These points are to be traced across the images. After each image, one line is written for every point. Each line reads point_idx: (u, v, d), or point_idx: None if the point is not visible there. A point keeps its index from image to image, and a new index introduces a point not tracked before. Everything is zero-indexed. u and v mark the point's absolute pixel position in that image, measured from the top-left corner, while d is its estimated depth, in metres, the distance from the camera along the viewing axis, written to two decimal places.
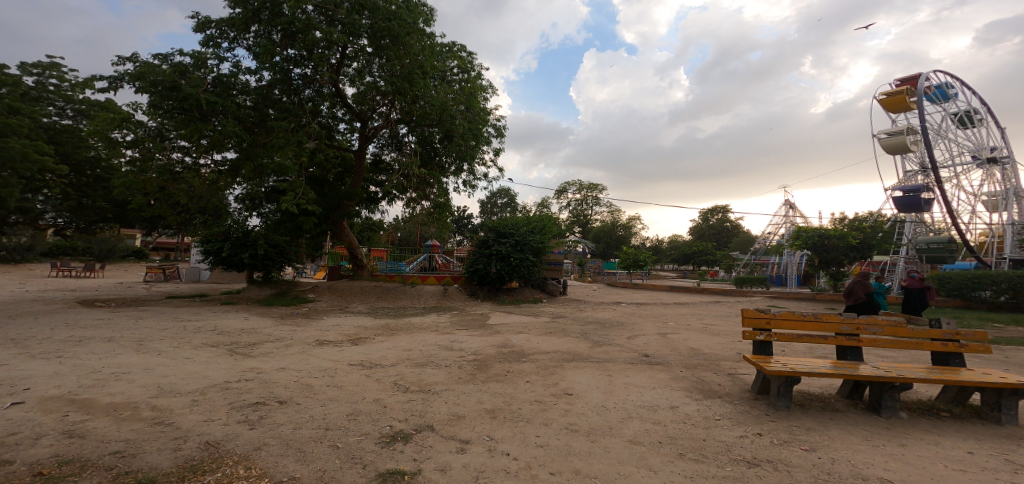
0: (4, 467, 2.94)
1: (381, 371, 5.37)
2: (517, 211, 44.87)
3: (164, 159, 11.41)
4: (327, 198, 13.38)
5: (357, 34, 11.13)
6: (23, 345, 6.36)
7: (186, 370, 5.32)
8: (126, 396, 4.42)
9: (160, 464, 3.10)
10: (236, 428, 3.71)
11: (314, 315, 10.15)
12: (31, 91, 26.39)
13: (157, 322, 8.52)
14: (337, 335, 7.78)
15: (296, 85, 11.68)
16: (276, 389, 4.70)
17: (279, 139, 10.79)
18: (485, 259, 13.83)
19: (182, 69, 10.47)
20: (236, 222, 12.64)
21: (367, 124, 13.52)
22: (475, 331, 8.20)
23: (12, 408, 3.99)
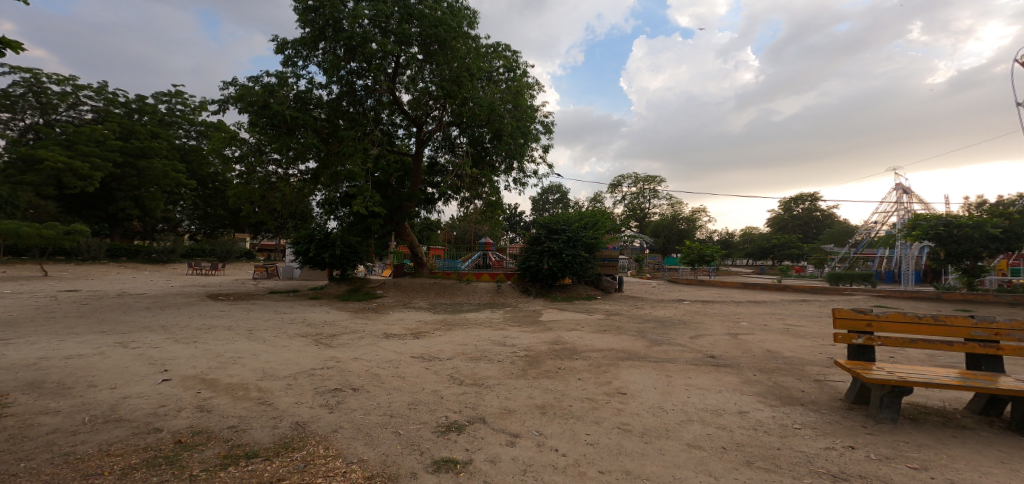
0: (155, 434, 3.53)
1: (439, 363, 5.61)
2: (569, 207, 43.91)
3: (264, 171, 12.87)
4: (390, 200, 14.10)
5: (408, 42, 11.67)
6: (168, 331, 7.56)
7: (283, 356, 5.97)
8: (240, 377, 5.06)
9: (262, 439, 3.52)
10: (318, 411, 4.10)
11: (381, 310, 10.84)
12: (164, 117, 30.86)
13: (260, 314, 9.65)
14: (401, 329, 8.26)
15: (359, 96, 12.54)
16: (350, 377, 5.11)
17: (349, 148, 11.64)
18: (537, 256, 13.84)
19: (270, 88, 11.65)
20: (318, 225, 13.92)
21: (422, 127, 14.00)
22: (528, 328, 8.27)
23: (166, 383, 4.77)
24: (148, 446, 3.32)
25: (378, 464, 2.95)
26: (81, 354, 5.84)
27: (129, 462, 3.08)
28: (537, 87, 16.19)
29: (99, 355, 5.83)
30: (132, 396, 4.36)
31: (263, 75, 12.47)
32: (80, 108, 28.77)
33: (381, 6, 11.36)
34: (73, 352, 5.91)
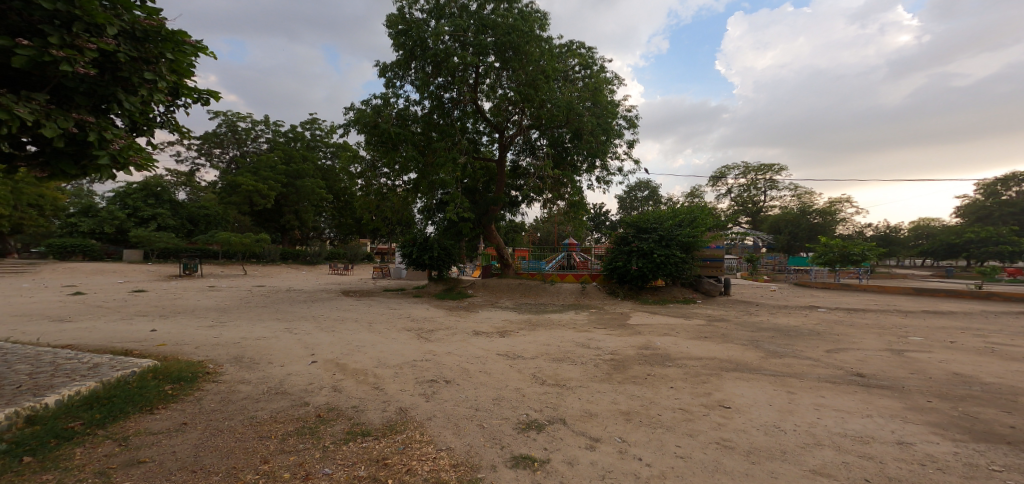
0: (303, 407, 4.23)
1: (523, 362, 5.73)
2: (660, 204, 40.83)
3: (378, 184, 14.52)
4: (478, 205, 14.73)
5: (485, 52, 12.17)
6: (309, 320, 9.01)
7: (390, 347, 6.67)
8: (362, 363, 5.78)
9: (373, 420, 3.98)
10: (418, 398, 4.50)
11: (471, 309, 11.40)
12: (308, 141, 36.28)
13: (377, 309, 10.90)
14: (488, 327, 8.61)
15: (448, 109, 13.38)
16: (444, 370, 5.50)
17: (441, 158, 12.46)
18: (625, 257, 13.23)
19: (378, 109, 13.03)
20: (419, 230, 15.20)
21: (505, 133, 14.35)
22: (614, 331, 7.98)
23: (313, 365, 5.65)
24: (296, 417, 3.99)
25: (463, 453, 3.14)
26: (263, 336, 7.23)
27: (283, 429, 3.73)
28: (615, 81, 15.68)
29: (274, 338, 7.15)
30: (292, 373, 5.26)
31: (373, 98, 14.00)
32: (253, 140, 35.30)
33: (459, 21, 12.03)
34: (252, 334, 7.35)
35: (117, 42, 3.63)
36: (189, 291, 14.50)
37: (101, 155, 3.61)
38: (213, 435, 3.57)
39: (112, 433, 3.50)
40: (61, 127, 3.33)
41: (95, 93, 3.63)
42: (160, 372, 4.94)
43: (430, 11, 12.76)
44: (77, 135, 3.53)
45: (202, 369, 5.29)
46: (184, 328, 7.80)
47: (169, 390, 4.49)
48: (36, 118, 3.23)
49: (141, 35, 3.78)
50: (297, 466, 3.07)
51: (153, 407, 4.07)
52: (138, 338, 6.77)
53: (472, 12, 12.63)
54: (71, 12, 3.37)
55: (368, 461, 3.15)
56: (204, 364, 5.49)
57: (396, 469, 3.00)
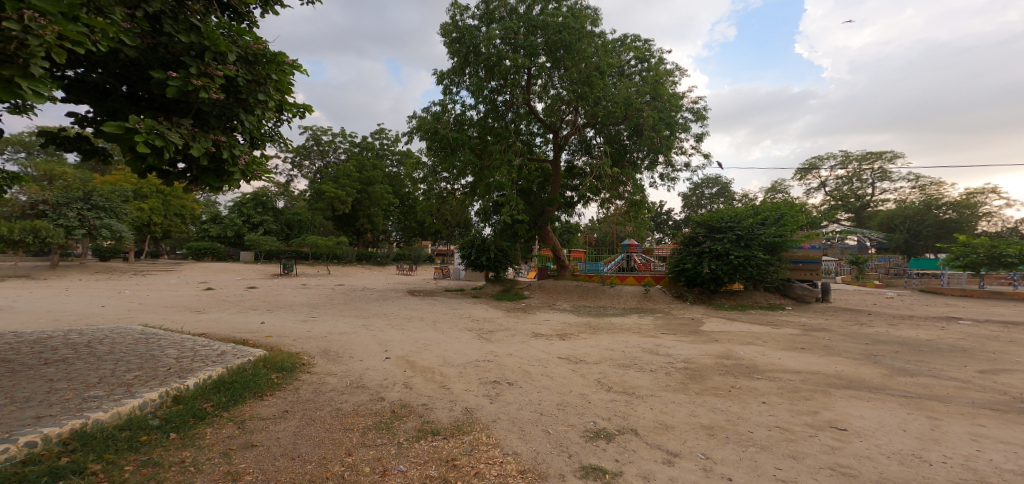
0: (380, 402, 4.47)
1: (586, 366, 5.68)
2: (733, 200, 38.33)
3: (440, 188, 15.01)
4: (534, 206, 14.75)
5: (536, 52, 12.17)
6: (379, 317, 9.57)
7: (453, 346, 6.88)
8: (430, 360, 6.02)
9: (441, 419, 4.12)
10: (481, 400, 4.61)
11: (530, 310, 11.46)
12: (377, 150, 38.30)
13: (439, 308, 11.32)
14: (550, 329, 8.59)
15: (502, 112, 13.53)
16: (506, 372, 5.59)
17: (496, 161, 12.61)
18: (695, 259, 12.50)
19: (437, 115, 13.49)
20: (476, 232, 15.53)
21: (559, 133, 14.23)
22: (686, 337, 7.62)
23: (386, 361, 5.97)
24: (374, 411, 4.24)
25: (529, 459, 3.15)
26: (344, 331, 7.79)
27: (364, 422, 3.99)
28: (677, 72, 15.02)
29: (354, 333, 7.66)
30: (370, 368, 5.59)
31: (432, 105, 14.49)
32: (332, 151, 38.04)
33: (509, 24, 12.13)
34: (335, 329, 7.92)
35: (237, 67, 4.02)
36: (287, 288, 16.22)
37: (233, 171, 4.12)
38: (308, 424, 3.90)
39: (232, 416, 3.93)
40: (203, 147, 3.77)
41: (225, 115, 4.03)
42: (269, 361, 5.49)
43: (481, 16, 12.96)
44: (214, 153, 3.99)
45: (298, 359, 5.78)
46: (285, 321, 8.66)
47: (275, 379, 4.94)
48: (185, 141, 3.68)
49: (252, 59, 4.19)
50: (376, 461, 3.27)
51: (263, 393, 4.52)
52: (247, 329, 7.59)
53: (521, 14, 12.74)
54: (202, 42, 3.81)
55: (438, 461, 3.26)
56: (301, 355, 6.01)
57: (465, 471, 3.07)
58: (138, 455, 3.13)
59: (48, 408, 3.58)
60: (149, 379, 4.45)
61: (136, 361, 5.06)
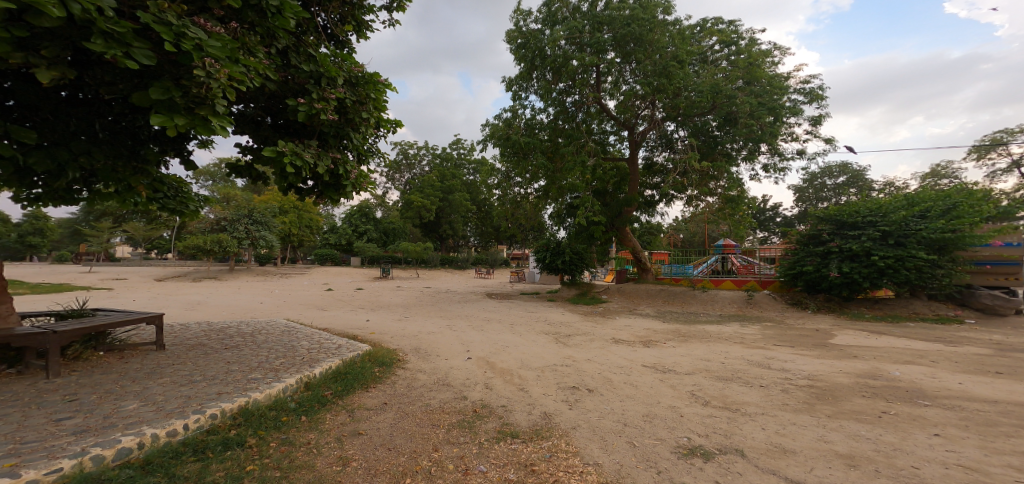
0: (462, 400, 4.61)
1: (676, 377, 5.43)
2: (849, 193, 33.70)
3: (514, 192, 15.20)
4: (610, 207, 14.34)
5: (604, 49, 11.90)
6: (463, 318, 9.93)
7: (532, 349, 6.89)
8: (508, 362, 6.09)
9: (520, 422, 4.14)
10: (560, 405, 4.55)
11: (608, 315, 11.14)
12: (456, 160, 39.84)
13: (517, 311, 11.43)
14: (632, 336, 8.24)
15: (572, 113, 13.39)
16: (586, 377, 5.49)
17: (568, 162, 12.43)
18: (819, 260, 11.28)
19: (508, 122, 13.69)
20: (551, 235, 15.45)
21: (635, 129, 13.72)
22: (807, 351, 6.84)
23: (468, 361, 6.14)
24: (458, 409, 4.36)
25: (612, 472, 3.03)
26: (432, 331, 8.19)
27: (449, 419, 4.13)
28: (775, 52, 13.70)
29: (440, 333, 8.02)
30: (454, 367, 5.79)
31: (504, 112, 14.77)
32: (418, 164, 40.56)
33: (574, 24, 12.01)
34: (424, 329, 8.37)
35: (344, 89, 4.38)
36: (384, 290, 17.58)
37: (346, 185, 4.56)
38: (402, 417, 4.14)
39: (345, 404, 4.33)
40: (327, 165, 4.22)
41: (338, 134, 4.44)
42: (373, 355, 5.94)
43: (544, 18, 12.93)
44: (334, 170, 4.44)
45: (394, 356, 6.17)
46: (383, 319, 9.37)
47: (377, 373, 5.31)
48: (314, 160, 4.15)
49: (356, 81, 4.51)
50: (459, 459, 3.37)
51: (368, 384, 4.89)
52: (352, 326, 8.34)
53: (585, 12, 12.53)
54: (317, 70, 4.23)
55: (517, 464, 3.26)
56: (397, 352, 6.42)
57: (543, 477, 3.05)
58: (279, 433, 3.65)
59: (225, 386, 4.34)
60: (290, 365, 5.08)
61: (281, 349, 5.78)
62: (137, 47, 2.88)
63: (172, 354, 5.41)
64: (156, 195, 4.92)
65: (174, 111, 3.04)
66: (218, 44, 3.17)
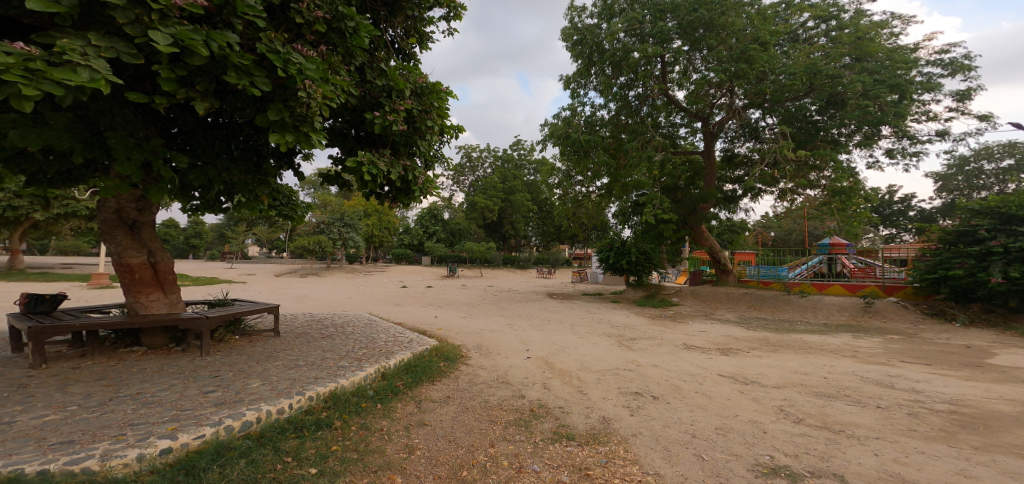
0: (519, 399, 4.66)
1: (758, 390, 4.99)
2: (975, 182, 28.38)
3: (575, 191, 14.89)
4: (682, 204, 13.45)
5: (668, 38, 11.22)
6: (524, 318, 9.98)
7: (593, 351, 6.74)
8: (567, 364, 6.02)
9: (577, 424, 4.07)
10: (621, 410, 4.41)
11: (680, 319, 10.50)
12: (517, 161, 40.06)
13: (579, 312, 11.20)
14: (705, 342, 7.70)
15: (636, 107, 12.90)
16: (651, 384, 5.25)
17: (634, 158, 11.81)
18: (974, 263, 9.20)
19: (568, 120, 13.35)
20: (616, 235, 14.89)
21: (710, 120, 12.78)
22: (951, 371, 5.88)
23: (528, 360, 6.19)
24: (516, 407, 4.43)
25: None
26: (493, 329, 8.36)
27: (506, 416, 4.21)
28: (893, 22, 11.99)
29: (501, 331, 8.17)
30: (513, 366, 5.87)
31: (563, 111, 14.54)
32: (481, 166, 41.64)
33: (633, 15, 11.44)
34: (487, 326, 8.59)
35: (411, 99, 4.60)
36: (449, 288, 18.27)
37: (415, 190, 4.81)
38: (463, 410, 4.30)
39: (413, 395, 4.61)
40: (398, 172, 4.49)
41: (408, 142, 4.68)
42: (440, 350, 6.23)
43: (600, 12, 12.51)
44: (404, 176, 4.69)
45: (458, 352, 6.43)
46: (449, 316, 9.76)
47: (442, 367, 5.57)
48: (387, 168, 4.44)
49: (422, 91, 4.72)
50: (513, 457, 3.42)
51: (435, 378, 5.16)
52: (422, 321, 8.83)
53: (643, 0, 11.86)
54: (387, 83, 4.46)
55: (571, 467, 3.23)
56: (460, 348, 6.66)
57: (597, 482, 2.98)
58: (360, 417, 4.00)
59: (321, 371, 4.84)
60: (371, 356, 5.51)
61: (364, 340, 6.30)
62: (258, 76, 3.35)
63: (284, 340, 6.16)
64: (277, 201, 5.60)
65: (284, 128, 3.52)
66: (312, 66, 3.57)
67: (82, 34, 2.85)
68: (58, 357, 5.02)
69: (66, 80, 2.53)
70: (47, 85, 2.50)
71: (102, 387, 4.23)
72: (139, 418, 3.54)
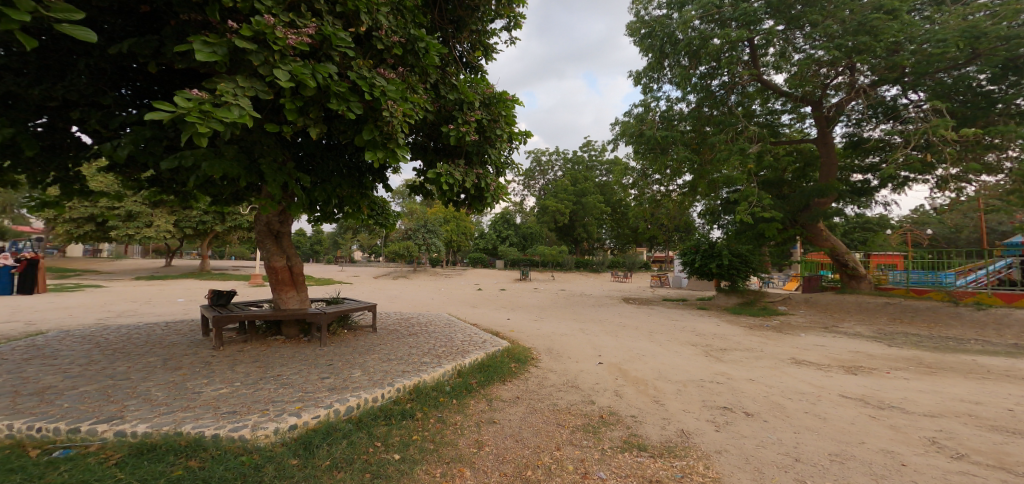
0: (589, 405, 4.58)
1: (892, 416, 4.24)
2: None
3: (650, 191, 13.93)
4: (791, 201, 11.94)
5: (756, 19, 10.09)
6: (596, 323, 9.68)
7: (675, 361, 6.30)
8: (643, 372, 5.71)
9: (651, 436, 3.86)
10: (704, 425, 4.07)
11: (791, 330, 9.23)
12: (587, 163, 39.25)
13: (658, 318, 10.46)
14: (821, 358, 6.71)
15: (720, 96, 11.74)
16: (744, 399, 4.75)
17: (723, 152, 10.56)
18: None
19: (640, 117, 12.43)
20: (702, 236, 13.54)
21: (824, 103, 11.27)
22: None
23: (599, 365, 6.04)
24: (585, 413, 4.37)
25: None
26: (563, 333, 8.27)
27: (574, 421, 4.18)
28: None
29: (572, 335, 8.05)
30: (583, 371, 5.79)
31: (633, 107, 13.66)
32: (551, 169, 41.42)
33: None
34: (557, 330, 8.55)
35: (480, 111, 4.87)
36: (521, 291, 18.37)
37: (487, 196, 5.04)
38: (531, 412, 4.38)
39: (485, 393, 4.82)
40: (473, 180, 4.75)
41: (479, 151, 4.97)
42: (511, 352, 6.40)
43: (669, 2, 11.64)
44: (477, 184, 4.94)
45: (529, 353, 6.53)
46: (520, 319, 9.89)
47: (513, 368, 5.73)
48: (462, 177, 4.72)
49: (490, 101, 4.97)
50: (579, 462, 3.39)
51: (506, 378, 5.33)
52: (495, 323, 9.08)
53: None
54: (459, 97, 4.74)
55: (639, 478, 3.11)
56: (530, 350, 6.75)
57: None
58: (438, 411, 4.30)
59: (406, 365, 5.31)
60: (449, 353, 5.90)
61: (443, 339, 6.76)
62: (351, 101, 3.69)
63: (380, 335, 6.87)
64: (375, 212, 6.32)
65: (375, 146, 3.95)
66: (392, 87, 3.84)
67: (232, 78, 3.36)
68: (230, 342, 6.23)
69: (225, 117, 3.03)
70: (214, 123, 2.98)
71: (256, 368, 5.19)
72: (279, 396, 4.27)
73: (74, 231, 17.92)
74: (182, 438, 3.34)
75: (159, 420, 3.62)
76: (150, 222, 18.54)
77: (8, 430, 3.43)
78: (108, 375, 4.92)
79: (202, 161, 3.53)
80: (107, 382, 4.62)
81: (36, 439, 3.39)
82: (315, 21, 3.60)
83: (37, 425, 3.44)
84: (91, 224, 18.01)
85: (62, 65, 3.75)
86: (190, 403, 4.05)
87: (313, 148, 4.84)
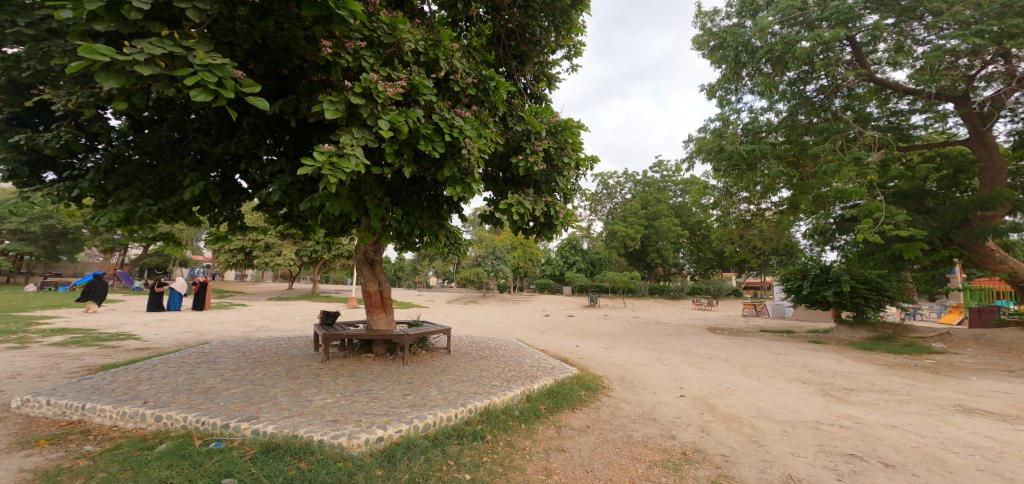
0: (670, 440, 4.19)
1: None
2: None
3: (738, 211, 12.63)
4: (939, 215, 9.89)
5: (853, 17, 8.88)
6: (678, 353, 8.87)
7: (781, 400, 5.47)
8: (737, 410, 5.06)
9: (748, 478, 3.39)
10: (822, 473, 3.44)
11: (950, 372, 7.44)
12: (659, 183, 37.46)
13: (756, 351, 9.20)
14: (1006, 408, 5.27)
15: (820, 102, 10.34)
16: (879, 447, 3.94)
17: (832, 163, 9.10)
18: None
19: (718, 131, 11.35)
20: (811, 259, 11.77)
21: (970, 97, 9.30)
22: None
23: (681, 398, 5.53)
24: (664, 448, 4.01)
25: None
26: (640, 362, 7.73)
27: (652, 456, 3.85)
28: None
29: (649, 365, 7.50)
30: (662, 403, 5.34)
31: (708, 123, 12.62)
32: (619, 192, 40.08)
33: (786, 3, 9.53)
34: (631, 359, 8.04)
35: (548, 140, 5.02)
36: (592, 318, 17.60)
37: (557, 223, 5.07)
38: (603, 443, 4.15)
39: (554, 420, 4.71)
40: (543, 208, 4.83)
41: (549, 178, 5.07)
42: (580, 379, 6.20)
43: (740, 9, 10.85)
44: (547, 211, 5.00)
45: (600, 382, 6.24)
46: (592, 346, 9.49)
47: (582, 395, 5.53)
48: (533, 205, 4.82)
49: (556, 129, 5.10)
50: None
51: (576, 406, 5.17)
52: (564, 350, 8.81)
53: None
54: (526, 128, 4.90)
55: None
56: (602, 378, 6.45)
57: None
58: (507, 434, 4.30)
59: (478, 387, 5.45)
60: (519, 377, 5.93)
61: (512, 363, 6.84)
62: (436, 142, 3.81)
63: (453, 357, 7.17)
64: (450, 241, 6.77)
65: (454, 182, 4.08)
66: (469, 125, 3.98)
67: (350, 130, 3.57)
68: (334, 358, 7.02)
69: (348, 167, 3.24)
70: (339, 173, 3.21)
71: (353, 381, 5.75)
72: (369, 408, 4.64)
73: (230, 259, 21.94)
74: (297, 441, 3.76)
75: (282, 422, 4.16)
76: (280, 251, 21.96)
77: (182, 421, 4.21)
78: (249, 380, 5.85)
79: (327, 202, 3.89)
80: (248, 386, 5.50)
81: (200, 430, 4.13)
82: (406, 72, 3.85)
83: (202, 419, 4.18)
84: (242, 253, 21.81)
85: (232, 125, 4.39)
86: (303, 409, 4.60)
87: (400, 185, 5.19)
